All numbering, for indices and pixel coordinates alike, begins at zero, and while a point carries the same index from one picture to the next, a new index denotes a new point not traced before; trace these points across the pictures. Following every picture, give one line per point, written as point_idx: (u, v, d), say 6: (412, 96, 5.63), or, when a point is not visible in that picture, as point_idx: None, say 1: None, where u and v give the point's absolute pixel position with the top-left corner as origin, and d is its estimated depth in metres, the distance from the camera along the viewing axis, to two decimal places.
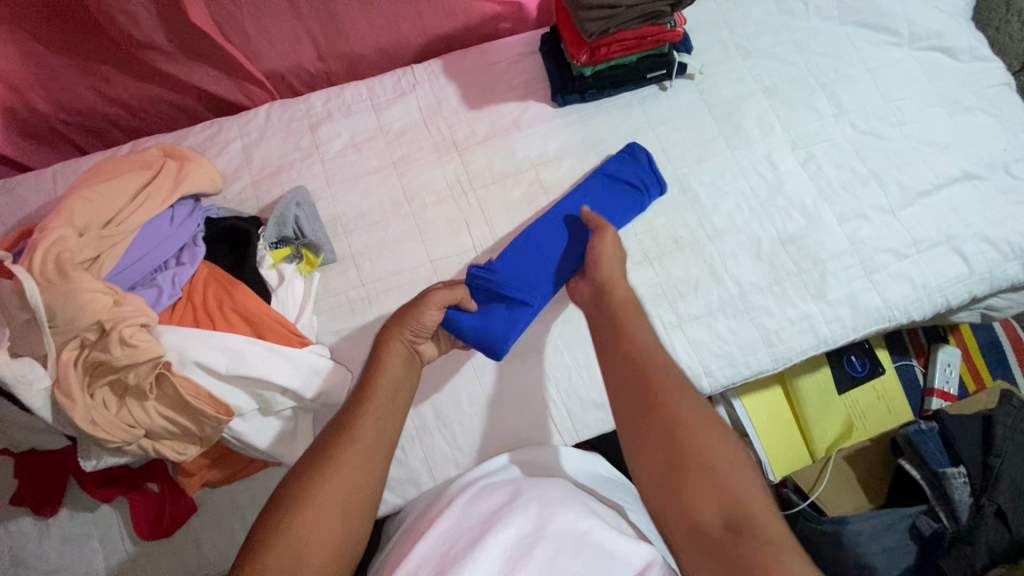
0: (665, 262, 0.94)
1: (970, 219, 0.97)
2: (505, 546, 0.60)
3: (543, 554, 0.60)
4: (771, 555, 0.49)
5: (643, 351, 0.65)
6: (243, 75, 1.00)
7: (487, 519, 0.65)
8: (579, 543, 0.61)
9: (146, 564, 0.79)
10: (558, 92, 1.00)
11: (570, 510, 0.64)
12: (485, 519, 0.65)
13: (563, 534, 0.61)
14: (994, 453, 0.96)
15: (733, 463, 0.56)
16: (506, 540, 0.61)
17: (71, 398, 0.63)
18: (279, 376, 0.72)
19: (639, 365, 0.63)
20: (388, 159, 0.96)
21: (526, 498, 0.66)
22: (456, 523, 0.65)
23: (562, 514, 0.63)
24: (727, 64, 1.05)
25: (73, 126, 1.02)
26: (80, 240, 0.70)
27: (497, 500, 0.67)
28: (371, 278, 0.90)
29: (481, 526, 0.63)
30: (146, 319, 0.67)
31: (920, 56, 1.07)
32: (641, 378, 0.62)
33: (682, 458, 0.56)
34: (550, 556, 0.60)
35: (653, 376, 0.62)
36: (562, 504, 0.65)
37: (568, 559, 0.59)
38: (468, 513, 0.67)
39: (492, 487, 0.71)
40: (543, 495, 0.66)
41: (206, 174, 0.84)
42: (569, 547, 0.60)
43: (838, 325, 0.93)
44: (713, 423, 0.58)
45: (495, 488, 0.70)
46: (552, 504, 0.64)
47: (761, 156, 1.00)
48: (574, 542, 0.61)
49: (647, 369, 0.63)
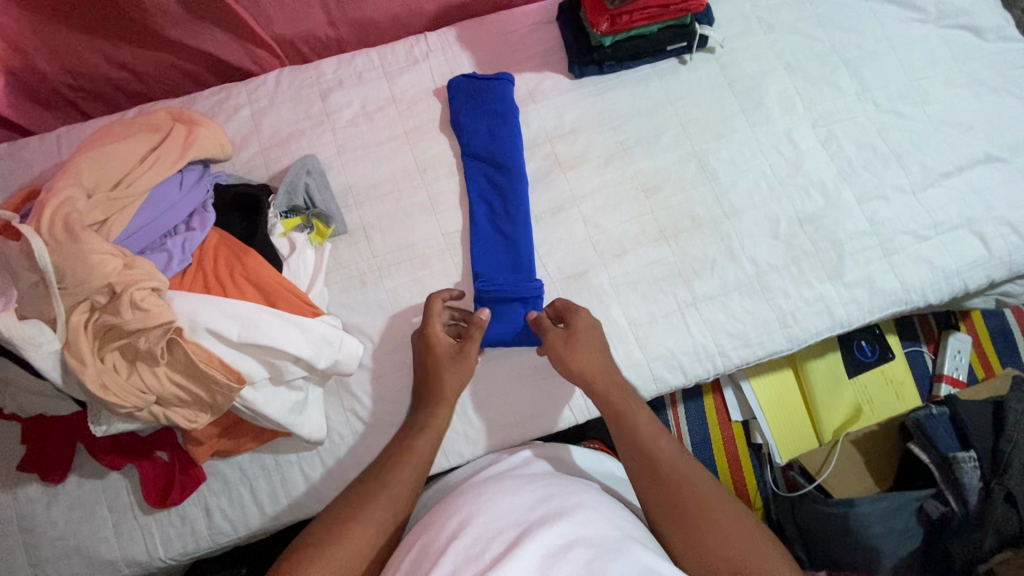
0: (681, 240, 0.92)
1: (991, 202, 0.95)
2: (539, 547, 0.56)
3: (579, 558, 0.55)
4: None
5: (654, 436, 0.73)
6: (252, 38, 0.97)
7: (519, 518, 0.61)
8: (617, 552, 0.57)
9: (157, 532, 0.79)
10: (575, 63, 0.97)
11: (604, 522, 0.61)
12: (516, 518, 0.61)
13: (600, 542, 0.58)
14: (1005, 438, 0.95)
15: (713, 494, 0.67)
16: (539, 547, 0.56)
17: (82, 361, 0.62)
18: (291, 345, 0.70)
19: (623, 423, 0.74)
20: (400, 129, 0.94)
21: (561, 506, 0.63)
22: (486, 515, 0.62)
23: (596, 524, 0.61)
24: (749, 38, 1.02)
25: (77, 90, 0.99)
26: (89, 202, 0.68)
27: (527, 500, 0.65)
28: (383, 250, 0.88)
29: (512, 530, 0.59)
30: (157, 284, 0.65)
31: (946, 33, 1.04)
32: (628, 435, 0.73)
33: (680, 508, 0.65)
34: (587, 560, 0.55)
35: (671, 461, 0.70)
36: (597, 516, 0.62)
37: (606, 563, 0.55)
38: (496, 503, 0.64)
39: (520, 486, 0.68)
40: (578, 505, 0.64)
41: (216, 139, 0.82)
42: (606, 553, 0.56)
43: (855, 307, 0.92)
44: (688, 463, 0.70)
45: (523, 487, 0.68)
46: (586, 517, 0.61)
47: (780, 134, 0.97)
48: (610, 550, 0.57)
49: (663, 454, 0.71)
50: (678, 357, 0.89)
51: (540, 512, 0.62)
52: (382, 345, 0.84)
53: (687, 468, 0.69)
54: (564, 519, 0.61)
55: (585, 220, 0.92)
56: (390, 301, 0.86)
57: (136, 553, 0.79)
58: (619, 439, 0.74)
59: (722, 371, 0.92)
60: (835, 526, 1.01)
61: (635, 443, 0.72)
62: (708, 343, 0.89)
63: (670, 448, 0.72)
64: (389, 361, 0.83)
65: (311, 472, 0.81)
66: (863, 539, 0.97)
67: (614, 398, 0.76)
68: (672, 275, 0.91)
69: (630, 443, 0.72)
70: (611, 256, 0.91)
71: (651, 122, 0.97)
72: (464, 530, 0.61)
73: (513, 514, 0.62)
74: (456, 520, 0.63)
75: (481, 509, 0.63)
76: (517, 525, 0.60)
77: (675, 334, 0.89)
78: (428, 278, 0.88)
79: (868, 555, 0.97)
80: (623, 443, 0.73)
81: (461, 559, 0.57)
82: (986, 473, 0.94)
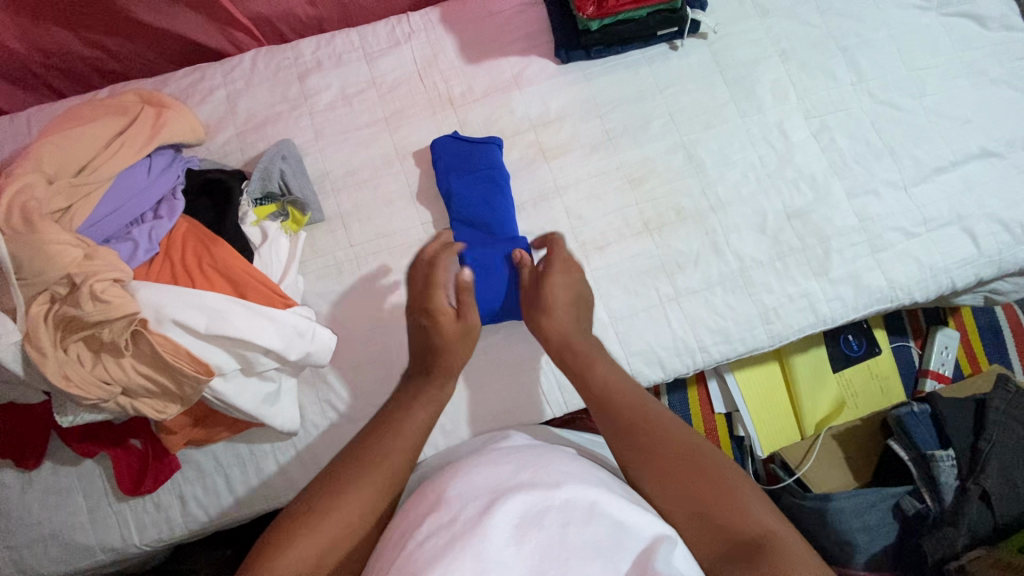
0: (665, 233, 0.90)
1: (984, 199, 0.93)
2: (513, 514, 0.55)
3: (554, 526, 0.55)
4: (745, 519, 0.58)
5: (618, 390, 0.71)
6: (228, 18, 0.94)
7: (494, 486, 0.60)
8: (590, 513, 0.57)
9: (132, 518, 0.79)
10: (562, 48, 0.94)
11: (578, 482, 0.60)
12: (491, 484, 0.60)
13: (573, 505, 0.57)
14: (985, 437, 0.95)
15: (683, 438, 0.65)
16: (513, 513, 0.56)
17: (43, 353, 0.61)
18: (261, 338, 0.69)
19: (582, 375, 0.74)
20: (380, 113, 0.92)
21: (540, 470, 0.62)
22: (463, 485, 0.61)
23: (569, 484, 0.59)
24: (743, 24, 0.99)
25: (49, 69, 0.96)
26: (49, 189, 0.67)
27: (502, 467, 0.63)
28: (360, 239, 0.87)
29: (485, 498, 0.58)
30: (119, 274, 0.64)
31: (947, 22, 1.00)
32: (591, 388, 0.72)
33: (646, 452, 0.65)
34: (560, 527, 0.55)
35: (633, 406, 0.69)
36: (572, 477, 0.61)
37: (579, 529, 0.55)
38: (471, 471, 0.63)
39: (496, 454, 0.67)
40: (553, 469, 0.62)
41: (187, 124, 0.80)
42: (579, 517, 0.56)
43: (839, 304, 0.91)
44: (652, 407, 0.69)
45: (497, 456, 0.66)
46: (562, 476, 0.61)
47: (771, 124, 0.95)
48: (583, 513, 0.57)
49: (625, 397, 0.70)
50: (658, 352, 0.89)
51: (514, 478, 0.61)
52: (359, 334, 0.83)
53: (653, 411, 0.68)
54: (539, 482, 0.60)
55: (568, 210, 0.90)
56: (368, 291, 0.85)
57: (111, 539, 0.79)
58: (588, 395, 0.72)
59: (703, 366, 0.91)
60: (811, 520, 1.00)
61: (602, 403, 0.70)
62: (689, 338, 0.89)
63: (631, 395, 0.70)
64: (366, 352, 0.83)
65: (287, 463, 0.81)
66: (839, 534, 0.97)
67: (578, 351, 0.76)
68: (655, 269, 0.89)
69: (595, 398, 0.71)
70: (592, 248, 0.89)
71: (638, 111, 0.94)
72: (439, 501, 0.59)
73: (490, 483, 0.60)
74: (432, 497, 0.61)
75: (456, 481, 0.62)
76: (491, 494, 0.58)
77: (656, 328, 0.89)
78: (405, 268, 0.86)
79: (843, 550, 0.96)
80: (588, 394, 0.73)
81: (436, 526, 0.56)
82: (963, 472, 0.94)
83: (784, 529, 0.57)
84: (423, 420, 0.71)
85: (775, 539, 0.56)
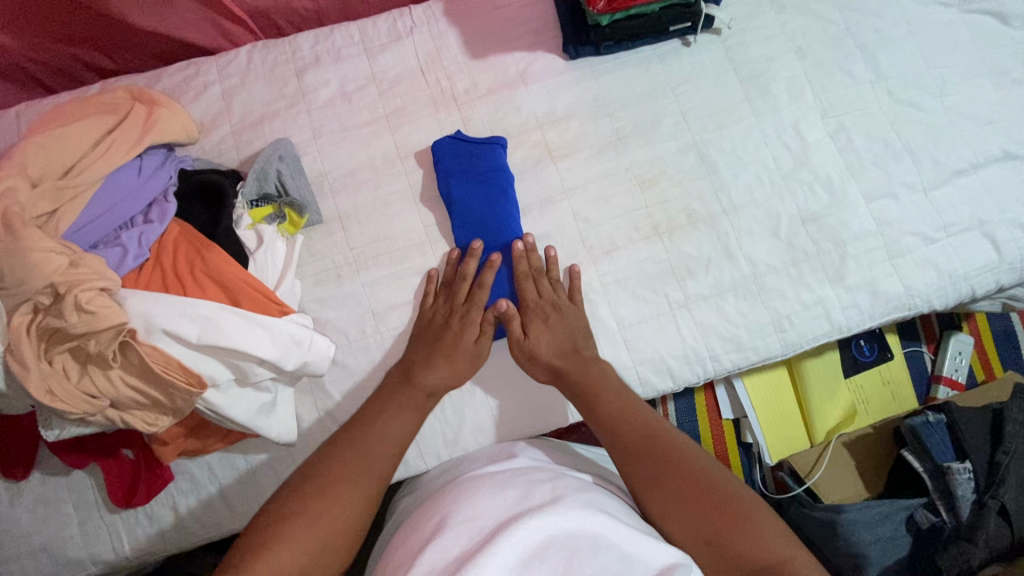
0: (675, 238, 0.87)
1: (1006, 203, 0.90)
2: (517, 543, 0.53)
3: (558, 558, 0.52)
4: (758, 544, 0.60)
5: (628, 415, 0.73)
6: (222, 11, 0.90)
7: (498, 513, 0.57)
8: (596, 545, 0.54)
9: (123, 531, 0.77)
10: (570, 44, 0.91)
11: (585, 509, 0.57)
12: (495, 510, 0.58)
13: (578, 535, 0.54)
14: (1004, 449, 0.92)
15: (694, 465, 0.68)
16: (517, 542, 0.53)
17: (25, 366, 0.58)
18: (256, 348, 0.66)
19: (591, 398, 0.75)
20: (380, 111, 0.88)
21: (545, 494, 0.60)
22: (467, 509, 0.58)
23: (576, 511, 0.57)
24: (758, 19, 0.95)
25: (38, 64, 0.93)
26: (34, 192, 0.64)
27: (506, 490, 0.61)
28: (360, 243, 0.84)
29: (490, 526, 0.56)
30: (106, 283, 0.61)
31: (970, 18, 0.96)
32: (601, 411, 0.74)
33: (657, 478, 0.67)
34: (564, 559, 0.52)
35: (644, 433, 0.71)
36: (579, 502, 0.58)
37: (584, 561, 0.52)
38: (475, 495, 0.61)
39: (501, 476, 0.65)
40: (560, 493, 0.60)
41: (179, 123, 0.77)
42: (585, 548, 0.53)
43: (855, 311, 0.88)
44: (662, 434, 0.71)
45: (503, 478, 0.64)
46: (567, 502, 0.58)
47: (787, 124, 0.91)
48: (589, 544, 0.54)
49: (637, 426, 0.72)
50: (667, 360, 0.86)
51: (518, 505, 0.58)
52: (358, 341, 0.81)
53: (663, 438, 0.71)
54: (545, 507, 0.57)
55: (575, 213, 0.87)
56: (367, 297, 0.82)
57: (103, 552, 0.76)
58: (597, 421, 0.74)
59: (713, 375, 0.88)
60: (822, 532, 0.97)
61: (612, 428, 0.73)
62: (699, 346, 0.86)
63: (641, 421, 0.73)
64: (365, 359, 0.80)
65: (283, 474, 0.78)
66: (850, 546, 0.94)
67: (585, 370, 0.78)
68: (664, 274, 0.86)
69: (605, 425, 0.73)
70: (600, 253, 0.86)
71: (648, 110, 0.91)
72: (443, 526, 0.57)
73: (494, 510, 0.58)
74: (436, 521, 0.59)
75: (461, 505, 0.60)
76: (495, 521, 0.56)
77: (665, 336, 0.86)
78: (406, 273, 0.83)
79: (855, 563, 0.93)
80: (597, 421, 0.74)
81: (441, 553, 0.54)
82: (981, 485, 0.91)
83: (796, 553, 0.59)
84: (396, 434, 0.73)
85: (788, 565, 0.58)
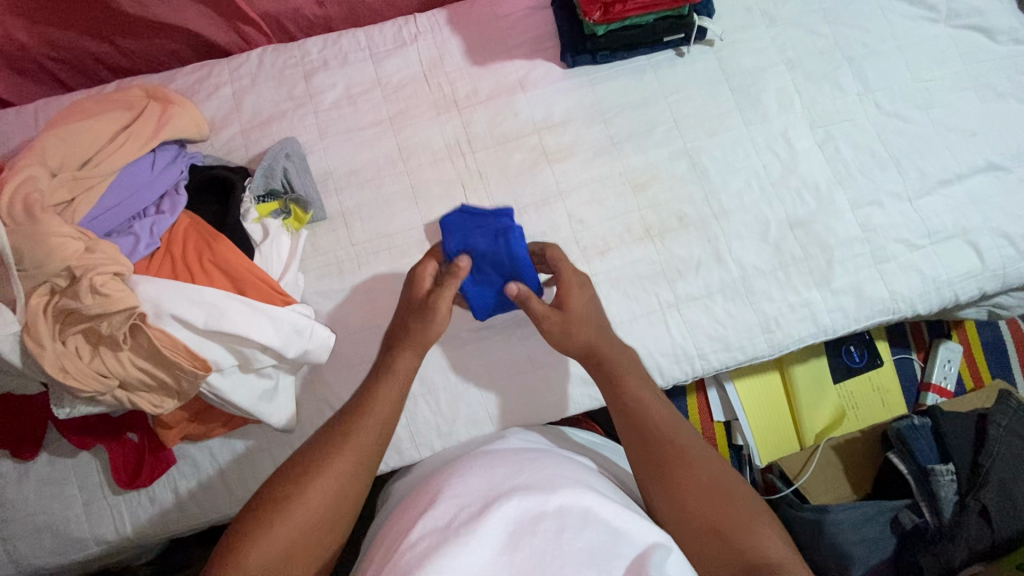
0: (667, 240, 0.90)
1: (989, 213, 0.93)
2: (508, 520, 0.54)
3: (548, 531, 0.54)
4: (760, 543, 0.59)
5: (651, 403, 0.71)
6: (236, 15, 0.94)
7: (488, 491, 0.59)
8: (584, 519, 0.55)
9: (126, 512, 0.79)
10: (568, 52, 0.94)
11: (574, 487, 0.59)
12: (486, 488, 0.60)
13: (567, 510, 0.56)
14: (986, 453, 0.95)
15: (707, 461, 0.66)
16: (506, 518, 0.55)
17: (41, 345, 0.62)
18: (260, 334, 0.69)
19: (613, 378, 0.73)
20: (384, 114, 0.92)
21: (535, 475, 0.61)
22: (456, 490, 0.60)
23: (565, 489, 0.58)
24: (749, 32, 0.99)
25: (58, 63, 0.97)
26: (53, 181, 0.67)
27: (498, 472, 0.63)
28: (361, 239, 0.87)
29: (479, 501, 0.57)
30: (119, 268, 0.64)
31: (955, 34, 1.00)
32: (623, 395, 0.72)
33: (669, 468, 0.65)
34: (555, 532, 0.54)
35: (664, 423, 0.69)
36: (566, 482, 0.60)
37: (573, 535, 0.54)
38: (464, 476, 0.62)
39: (490, 459, 0.66)
40: (549, 474, 0.61)
41: (192, 120, 0.81)
42: (574, 522, 0.55)
43: (840, 314, 0.90)
44: (681, 426, 0.69)
45: (494, 460, 0.66)
46: (556, 482, 0.59)
47: (776, 133, 0.95)
48: (577, 518, 0.55)
49: (651, 410, 0.71)
50: (657, 358, 0.88)
51: (510, 483, 0.60)
52: (358, 334, 0.83)
53: (680, 431, 0.69)
54: (534, 486, 0.59)
55: (570, 214, 0.90)
56: (368, 290, 0.85)
57: (106, 532, 0.79)
58: (616, 403, 0.72)
59: (701, 374, 0.90)
60: (808, 533, 0.99)
61: (632, 413, 0.70)
62: (688, 345, 0.88)
63: (662, 411, 0.71)
64: (364, 350, 0.83)
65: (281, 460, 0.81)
66: (835, 546, 0.95)
67: (611, 354, 0.75)
68: (655, 275, 0.89)
69: (625, 409, 0.71)
70: (593, 253, 0.89)
71: (642, 117, 0.94)
72: (432, 504, 0.58)
73: (485, 488, 0.59)
74: (426, 501, 0.61)
75: (450, 486, 0.61)
76: (484, 497, 0.58)
77: (655, 334, 0.88)
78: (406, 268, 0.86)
79: (840, 562, 0.94)
80: (616, 405, 0.72)
81: (430, 526, 0.55)
82: (963, 487, 0.94)
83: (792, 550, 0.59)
84: (383, 424, 0.67)
85: (787, 565, 0.57)
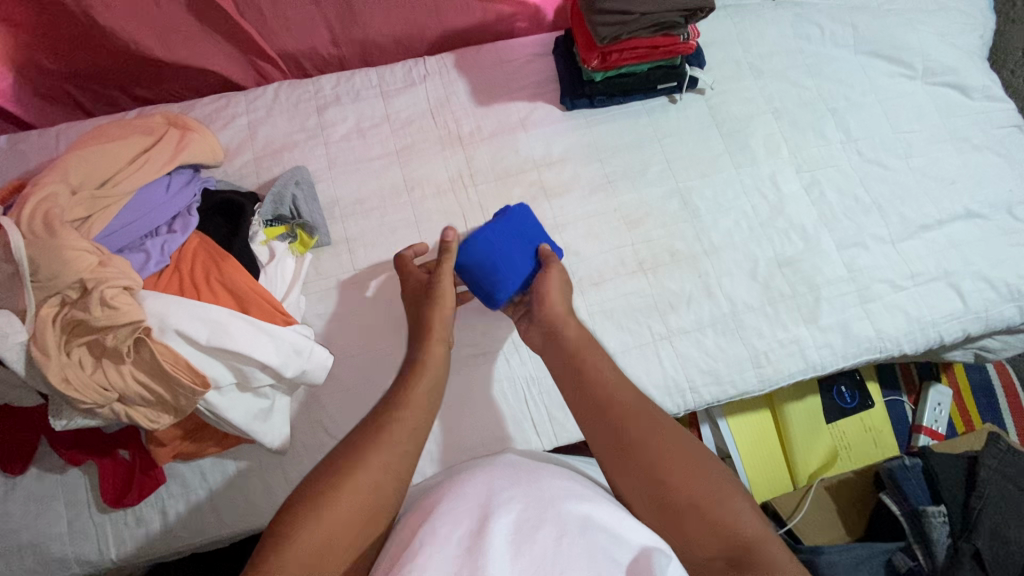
0: (659, 274, 0.93)
1: (970, 257, 0.97)
2: (505, 530, 0.52)
3: (546, 539, 0.52)
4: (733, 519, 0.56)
5: (609, 380, 0.67)
6: (256, 52, 1.01)
7: (485, 504, 0.56)
8: (583, 527, 0.53)
9: (111, 532, 0.78)
10: (567, 96, 1.00)
11: (569, 496, 0.57)
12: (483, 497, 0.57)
13: (564, 519, 0.54)
14: (977, 495, 0.93)
15: (673, 433, 0.62)
16: (502, 536, 0.52)
17: (47, 354, 0.63)
18: (259, 353, 0.71)
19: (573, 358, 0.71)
20: (391, 146, 0.97)
21: (531, 485, 0.59)
22: (451, 502, 0.57)
23: (561, 500, 0.56)
24: (739, 82, 1.05)
25: (83, 90, 1.02)
26: (72, 199, 0.71)
27: (498, 481, 0.59)
28: (363, 265, 0.90)
29: (474, 516, 0.54)
30: (130, 283, 0.66)
31: (932, 90, 1.06)
32: (579, 375, 0.69)
33: (633, 449, 0.61)
34: (554, 540, 0.52)
35: (623, 402, 0.64)
36: (563, 491, 0.58)
37: (570, 542, 0.52)
38: (462, 485, 0.60)
39: (491, 468, 0.63)
40: (546, 484, 0.59)
41: (207, 146, 0.85)
42: (572, 529, 0.53)
43: (828, 351, 0.92)
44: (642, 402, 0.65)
45: (494, 468, 0.63)
46: (552, 493, 0.57)
47: (764, 176, 0.99)
48: (576, 524, 0.54)
49: (610, 389, 0.66)
50: (649, 390, 0.89)
51: (508, 493, 0.57)
52: (358, 358, 0.85)
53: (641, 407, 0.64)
54: (531, 498, 0.56)
55: (566, 246, 0.93)
56: (368, 314, 0.87)
57: (88, 552, 0.78)
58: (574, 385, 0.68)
59: (693, 408, 0.91)
60: None
61: (590, 394, 0.66)
62: (680, 377, 0.90)
63: (620, 386, 0.66)
64: (360, 374, 0.84)
65: (272, 481, 0.80)
66: None
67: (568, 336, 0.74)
68: (648, 307, 0.92)
69: (582, 391, 0.67)
70: (588, 284, 0.92)
71: (637, 157, 0.99)
72: (429, 516, 0.56)
73: (481, 500, 0.56)
74: (425, 511, 0.58)
75: (449, 496, 0.59)
76: (481, 510, 0.55)
77: (647, 366, 0.90)
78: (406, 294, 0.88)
79: None
80: (573, 385, 0.68)
81: (428, 541, 0.52)
82: (956, 529, 0.92)
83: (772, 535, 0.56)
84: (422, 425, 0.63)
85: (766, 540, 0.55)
